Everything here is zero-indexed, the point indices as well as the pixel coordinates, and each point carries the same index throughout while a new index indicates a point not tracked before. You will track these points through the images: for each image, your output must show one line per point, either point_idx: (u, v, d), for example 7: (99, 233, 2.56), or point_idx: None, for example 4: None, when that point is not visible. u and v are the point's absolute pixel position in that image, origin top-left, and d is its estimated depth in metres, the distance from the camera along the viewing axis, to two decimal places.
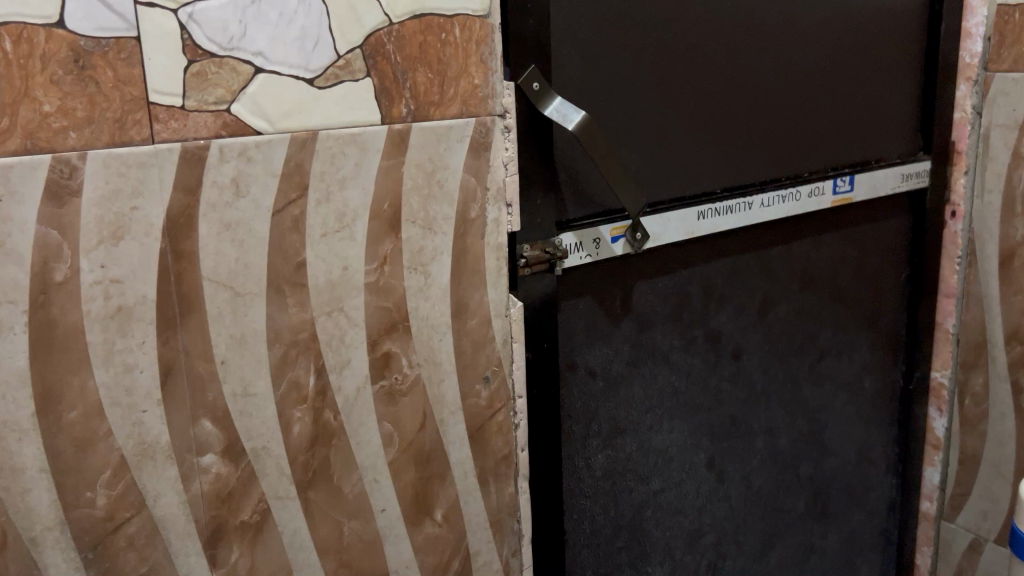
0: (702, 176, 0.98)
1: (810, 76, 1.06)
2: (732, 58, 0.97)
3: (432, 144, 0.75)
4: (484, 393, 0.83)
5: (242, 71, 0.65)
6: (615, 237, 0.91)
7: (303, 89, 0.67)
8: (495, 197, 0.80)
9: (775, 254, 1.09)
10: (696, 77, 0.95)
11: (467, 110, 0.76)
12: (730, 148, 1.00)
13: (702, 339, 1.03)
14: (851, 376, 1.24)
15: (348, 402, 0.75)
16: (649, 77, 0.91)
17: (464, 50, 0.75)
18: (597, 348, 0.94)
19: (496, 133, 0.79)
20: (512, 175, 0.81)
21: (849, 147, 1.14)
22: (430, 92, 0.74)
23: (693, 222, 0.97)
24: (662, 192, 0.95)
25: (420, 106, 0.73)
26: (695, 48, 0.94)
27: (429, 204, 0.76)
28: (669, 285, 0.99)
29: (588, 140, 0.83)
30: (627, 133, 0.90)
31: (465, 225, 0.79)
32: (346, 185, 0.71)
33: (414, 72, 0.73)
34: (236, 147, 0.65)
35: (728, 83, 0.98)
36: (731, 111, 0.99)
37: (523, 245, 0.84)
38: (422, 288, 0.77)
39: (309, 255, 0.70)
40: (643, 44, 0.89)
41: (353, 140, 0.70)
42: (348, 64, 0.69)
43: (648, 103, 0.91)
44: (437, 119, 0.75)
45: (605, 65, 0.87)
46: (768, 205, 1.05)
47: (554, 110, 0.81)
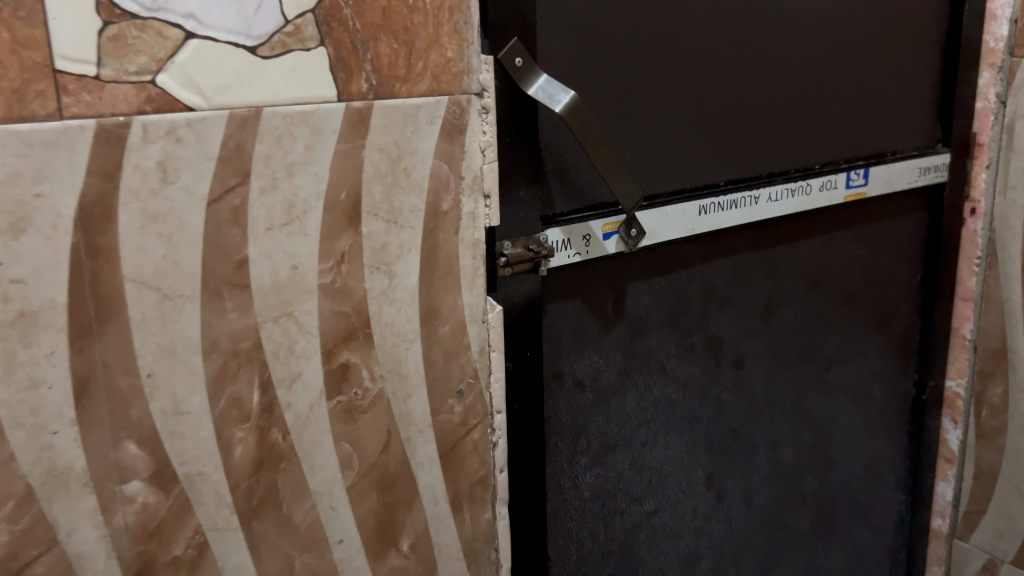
0: (702, 166, 0.88)
1: (820, 59, 0.97)
2: (736, 35, 0.88)
3: (397, 126, 0.65)
4: (458, 409, 0.73)
5: (170, 35, 0.55)
6: (608, 233, 0.81)
7: (244, 59, 0.58)
8: (471, 187, 0.70)
9: (781, 254, 0.99)
10: (696, 55, 0.85)
11: (439, 88, 0.67)
12: (734, 136, 0.91)
13: (702, 345, 0.93)
14: (860, 385, 1.15)
15: (298, 420, 0.65)
16: (645, 54, 0.81)
17: (435, 18, 0.65)
18: (585, 357, 0.84)
19: (472, 114, 0.69)
20: (491, 164, 0.71)
21: (862, 137, 1.05)
22: (395, 66, 0.64)
23: (693, 217, 0.87)
24: (659, 183, 0.85)
25: (383, 82, 0.64)
26: (696, 23, 0.84)
27: (395, 194, 0.66)
28: (666, 286, 0.89)
29: (579, 125, 0.74)
30: (621, 118, 0.81)
31: (437, 219, 0.69)
32: (295, 171, 0.61)
33: (377, 42, 0.63)
34: (163, 126, 0.56)
35: (731, 63, 0.89)
36: (734, 94, 0.90)
37: (504, 242, 0.74)
38: (386, 291, 0.67)
39: (252, 251, 0.61)
40: (640, 16, 0.80)
41: (305, 120, 0.61)
42: (297, 31, 0.60)
43: (643, 82, 0.82)
44: (403, 97, 0.65)
45: (598, 41, 0.77)
46: (778, 199, 0.95)
47: (538, 90, 0.72)
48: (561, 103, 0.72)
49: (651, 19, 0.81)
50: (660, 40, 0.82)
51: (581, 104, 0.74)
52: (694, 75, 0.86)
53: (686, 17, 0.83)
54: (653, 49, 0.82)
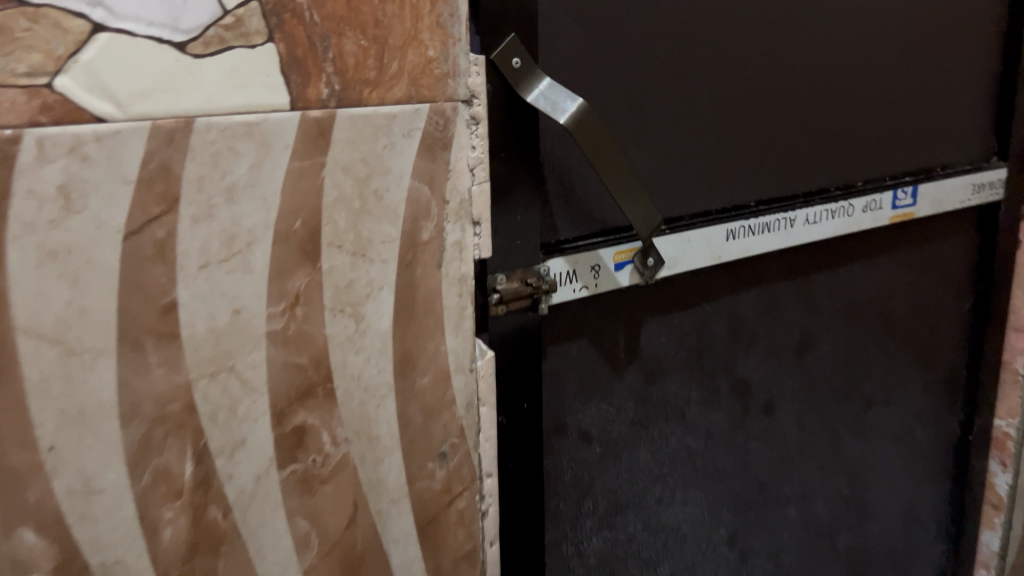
0: (727, 185, 0.77)
1: (864, 60, 0.85)
2: (771, 31, 0.76)
3: (366, 140, 0.54)
4: (440, 474, 0.62)
5: (72, 28, 0.43)
6: (621, 263, 0.70)
7: (170, 58, 0.47)
8: (457, 212, 0.59)
9: (818, 284, 0.87)
10: (725, 55, 0.73)
11: (418, 93, 0.55)
12: (765, 148, 0.79)
13: (726, 389, 0.82)
14: (901, 426, 1.03)
15: (242, 495, 0.54)
16: (667, 53, 0.69)
17: (413, 9, 0.54)
18: (592, 406, 0.73)
19: (459, 125, 0.57)
20: (482, 185, 0.60)
21: (908, 150, 0.93)
22: (363, 68, 0.53)
23: (719, 244, 0.76)
24: (680, 205, 0.74)
25: (348, 86, 0.52)
26: (726, 17, 0.73)
27: (362, 222, 0.55)
28: (687, 322, 0.77)
29: (589, 139, 0.63)
30: (637, 130, 0.69)
31: (415, 250, 0.57)
32: (237, 196, 0.50)
33: (340, 39, 0.51)
34: (65, 141, 0.44)
35: (764, 64, 0.77)
36: (766, 100, 0.78)
37: (497, 276, 0.62)
38: (352, 338, 0.56)
39: (182, 293, 0.49)
40: (661, 9, 0.68)
41: (249, 133, 0.50)
42: (239, 23, 0.48)
43: (663, 87, 0.70)
44: (373, 105, 0.54)
45: (613, 39, 0.66)
46: (815, 222, 0.83)
47: (539, 97, 0.61)
48: (569, 113, 0.61)
49: (674, 12, 0.69)
50: (685, 37, 0.70)
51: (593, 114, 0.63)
52: (722, 79, 0.74)
53: (714, 11, 0.72)
54: (675, 47, 0.70)
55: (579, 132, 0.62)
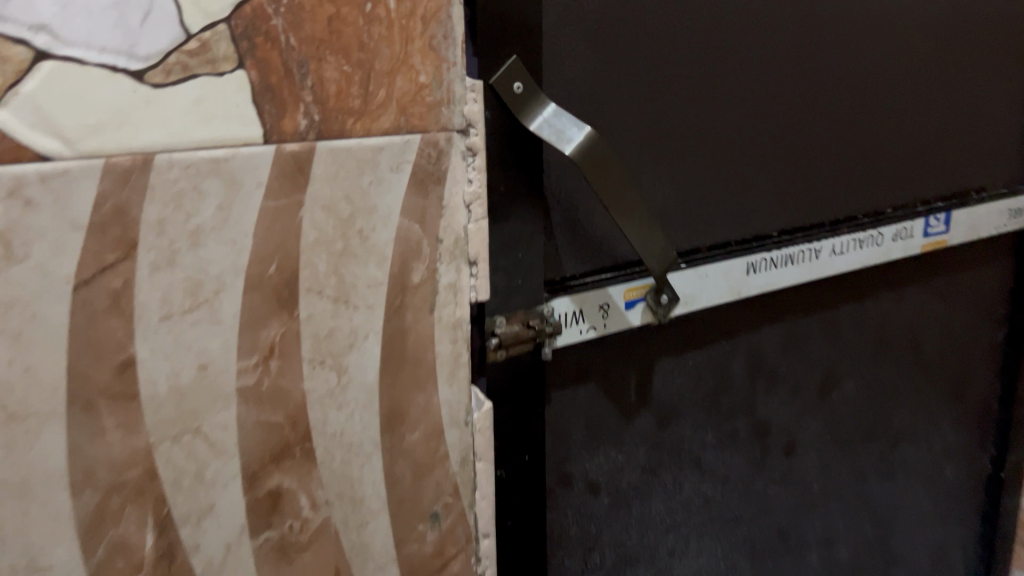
0: (748, 213, 0.71)
1: (893, 78, 0.80)
2: (795, 49, 0.71)
3: (349, 175, 0.48)
4: (431, 536, 0.56)
5: (11, 55, 0.38)
6: (631, 301, 0.64)
7: (126, 88, 0.41)
8: (451, 252, 0.53)
9: (843, 317, 0.82)
10: (745, 74, 0.68)
11: (408, 123, 0.50)
12: (789, 174, 0.73)
13: (745, 432, 0.76)
14: (929, 465, 0.97)
15: (210, 568, 0.48)
16: (683, 73, 0.64)
17: (402, 31, 0.48)
18: (600, 453, 0.67)
19: (455, 157, 0.52)
20: (479, 222, 0.54)
21: (940, 173, 0.87)
22: (347, 96, 0.48)
23: (739, 278, 0.70)
24: (696, 237, 0.68)
25: (329, 117, 0.47)
26: (747, 34, 0.67)
27: (345, 266, 0.49)
28: (703, 362, 0.72)
29: (597, 172, 0.57)
30: (650, 158, 0.64)
31: (405, 295, 0.52)
32: (203, 240, 0.45)
33: (320, 64, 0.46)
34: (3, 182, 0.39)
35: (788, 83, 0.71)
36: (790, 123, 0.72)
37: (496, 318, 0.57)
38: (333, 393, 0.50)
39: (140, 348, 0.44)
40: (677, 26, 0.63)
41: (216, 170, 0.45)
42: (205, 49, 0.43)
43: (679, 110, 0.64)
44: (358, 137, 0.48)
45: (624, 60, 0.61)
46: (843, 252, 0.77)
47: (543, 126, 0.55)
48: (574, 143, 0.56)
49: (691, 29, 0.64)
50: (702, 56, 0.65)
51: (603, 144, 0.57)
52: (742, 101, 0.68)
53: (734, 29, 0.66)
54: (693, 68, 0.65)
55: (586, 164, 0.56)
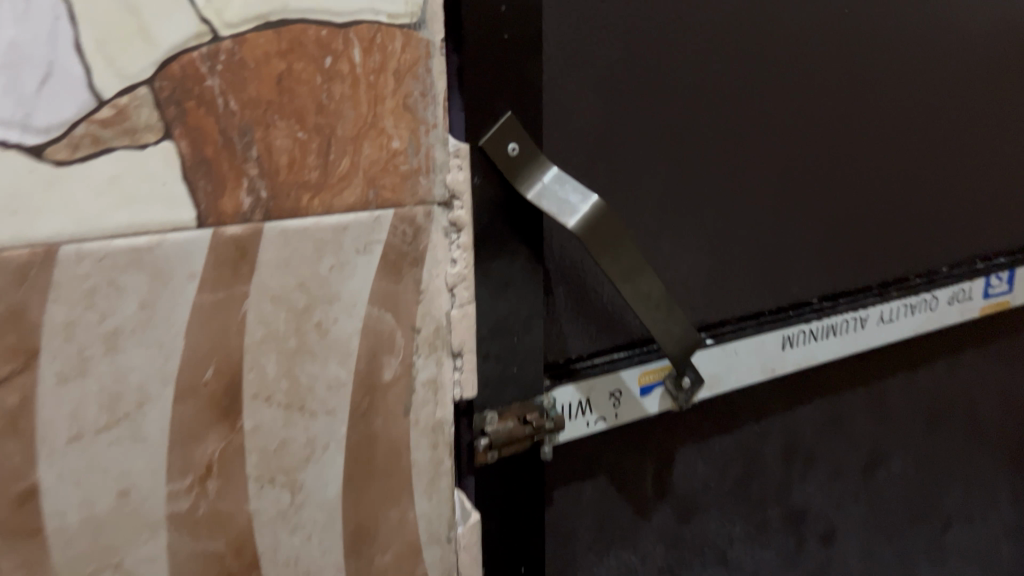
0: (784, 280, 0.63)
1: (947, 122, 0.71)
2: (834, 92, 0.62)
3: (304, 261, 0.41)
4: None
5: None
6: (647, 386, 0.56)
7: (22, 165, 0.33)
8: (431, 345, 0.45)
9: (891, 389, 0.73)
10: (780, 123, 0.60)
11: (378, 197, 0.42)
12: (830, 232, 0.65)
13: (778, 522, 0.68)
14: (985, 545, 0.87)
15: None
16: (708, 126, 0.56)
17: (368, 89, 0.41)
18: (610, 555, 0.59)
19: (436, 234, 0.44)
20: (465, 308, 0.46)
21: (1000, 225, 0.78)
22: (302, 167, 0.40)
23: (774, 354, 0.61)
24: (726, 309, 0.60)
25: (280, 192, 0.39)
26: (781, 78, 0.59)
27: (301, 367, 0.42)
28: (731, 448, 0.63)
29: (607, 253, 0.48)
30: (673, 223, 0.55)
31: (374, 396, 0.44)
32: (122, 345, 0.37)
33: (267, 131, 0.39)
34: None
35: (826, 131, 0.63)
36: (829, 176, 0.64)
37: (486, 415, 0.49)
38: (286, 513, 0.43)
39: (46, 475, 0.36)
40: (702, 71, 0.55)
41: (138, 261, 0.37)
42: (122, 116, 0.35)
43: (705, 166, 0.56)
44: (315, 215, 0.40)
45: (644, 114, 0.53)
46: (892, 320, 0.69)
47: (541, 198, 0.47)
48: (579, 216, 0.47)
49: (718, 76, 0.55)
50: (730, 104, 0.57)
51: (614, 218, 0.48)
52: (778, 155, 0.60)
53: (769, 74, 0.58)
54: (722, 119, 0.57)
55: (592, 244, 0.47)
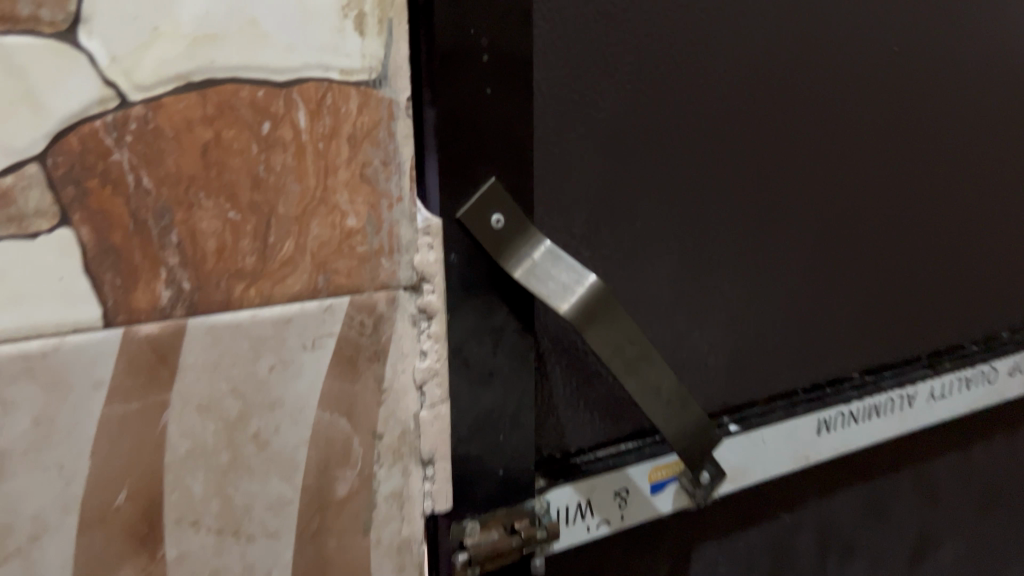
0: (818, 353, 0.55)
1: (1004, 174, 0.64)
2: (875, 141, 0.55)
3: (237, 362, 0.34)
4: None
5: None
6: (658, 483, 0.49)
7: None
8: (395, 452, 0.39)
9: (941, 470, 0.65)
10: (813, 178, 0.53)
11: (330, 283, 0.35)
12: (873, 298, 0.57)
13: None
14: None
15: None
16: (732, 186, 0.50)
17: (317, 157, 0.34)
18: None
19: (401, 323, 0.37)
20: (437, 408, 0.39)
21: None
22: (234, 253, 0.33)
23: (808, 441, 0.54)
24: (755, 388, 0.53)
25: (207, 283, 0.33)
26: (812, 128, 0.52)
27: (235, 485, 0.35)
28: (758, 544, 0.56)
29: (608, 343, 0.41)
30: (692, 295, 0.49)
31: (326, 514, 0.37)
32: (10, 469, 0.31)
33: (191, 212, 0.32)
34: None
35: (867, 184, 0.56)
36: (873, 234, 0.56)
37: (465, 524, 0.41)
38: None
39: None
40: (721, 122, 0.48)
41: (29, 370, 0.31)
42: (6, 198, 0.29)
43: (730, 231, 0.50)
44: (251, 308, 0.34)
45: (660, 175, 0.47)
46: (944, 396, 0.61)
47: (531, 277, 0.40)
48: (569, 302, 0.40)
49: (743, 131, 0.49)
50: (753, 158, 0.50)
51: (616, 301, 0.42)
52: (815, 215, 0.53)
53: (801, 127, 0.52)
54: (749, 178, 0.50)
55: (590, 333, 0.41)
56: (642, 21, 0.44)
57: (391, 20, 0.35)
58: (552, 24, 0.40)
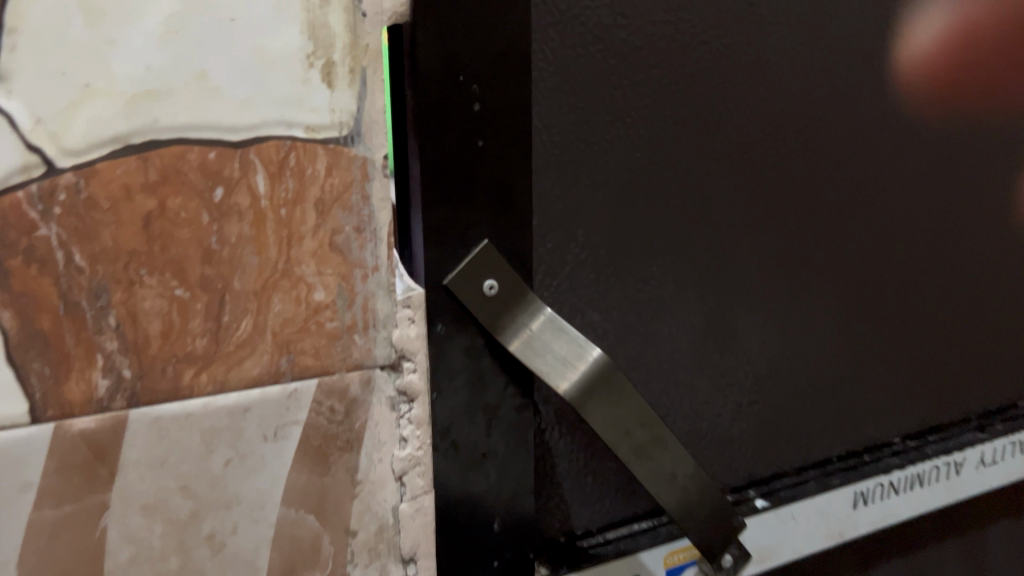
0: (848, 415, 0.51)
1: None
2: (921, 186, 0.51)
3: (188, 458, 0.30)
4: None
5: None
6: (674, 568, 0.44)
7: None
8: (371, 550, 0.35)
9: (987, 538, 0.60)
10: (848, 228, 0.48)
11: (294, 365, 0.31)
12: (914, 355, 0.53)
13: None
14: None
15: None
16: (759, 239, 0.45)
17: (278, 226, 0.30)
18: None
19: (377, 407, 0.33)
20: (419, 500, 0.35)
21: None
22: (182, 335, 0.29)
23: (843, 515, 0.50)
24: (785, 454, 0.49)
25: (152, 370, 0.29)
26: (849, 174, 0.48)
27: None
28: None
29: (615, 428, 0.37)
30: (714, 358, 0.45)
31: None
32: None
33: (131, 291, 0.28)
34: None
35: (913, 233, 0.51)
36: (917, 286, 0.52)
37: None
38: None
39: None
40: (745, 171, 0.44)
41: None
42: None
43: (756, 288, 0.46)
44: (204, 396, 0.30)
45: (680, 230, 0.42)
46: (994, 462, 0.56)
47: (529, 355, 0.36)
48: (570, 381, 0.36)
49: (771, 178, 0.45)
50: (784, 207, 0.46)
51: (623, 380, 0.38)
52: (851, 268, 0.49)
53: (835, 174, 0.47)
54: (778, 231, 0.46)
55: (596, 416, 0.37)
56: (658, 60, 0.39)
57: (365, 69, 0.30)
58: (555, 65, 0.37)
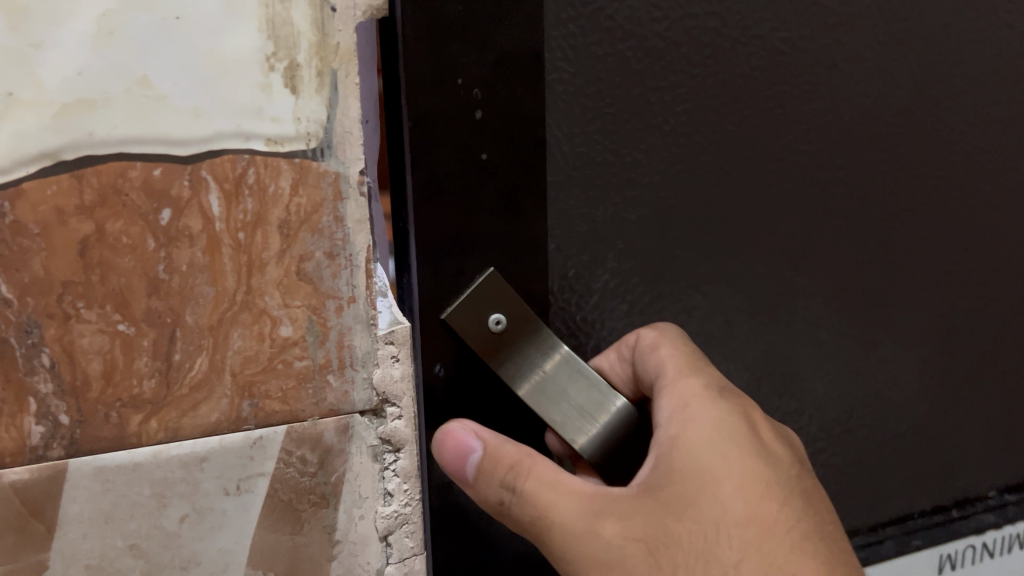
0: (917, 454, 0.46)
1: None
2: (1015, 203, 0.45)
3: (138, 513, 0.27)
4: None
5: None
6: None
7: None
8: None
9: None
10: (929, 250, 0.43)
11: (258, 409, 0.28)
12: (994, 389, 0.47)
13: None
14: None
15: None
16: (822, 261, 0.40)
17: (237, 253, 0.26)
18: None
19: (357, 457, 0.29)
20: (407, 561, 0.32)
21: None
22: (127, 376, 0.26)
23: None
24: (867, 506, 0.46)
25: (94, 415, 0.26)
26: (935, 190, 0.42)
27: None
28: None
29: None
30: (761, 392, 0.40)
31: None
32: None
33: (67, 326, 0.25)
34: None
35: (1005, 260, 0.45)
36: (1003, 317, 0.46)
37: None
38: None
39: None
40: (807, 185, 0.38)
41: None
42: None
43: (814, 318, 0.40)
44: (154, 445, 0.27)
45: (727, 252, 0.37)
46: None
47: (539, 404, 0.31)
48: (589, 434, 0.31)
49: (837, 193, 0.39)
50: (852, 229, 0.40)
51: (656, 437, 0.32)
52: (929, 294, 0.43)
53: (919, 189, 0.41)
54: (842, 252, 0.40)
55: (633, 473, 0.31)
56: (703, 59, 0.34)
57: (335, 72, 0.27)
58: (576, 67, 0.32)
